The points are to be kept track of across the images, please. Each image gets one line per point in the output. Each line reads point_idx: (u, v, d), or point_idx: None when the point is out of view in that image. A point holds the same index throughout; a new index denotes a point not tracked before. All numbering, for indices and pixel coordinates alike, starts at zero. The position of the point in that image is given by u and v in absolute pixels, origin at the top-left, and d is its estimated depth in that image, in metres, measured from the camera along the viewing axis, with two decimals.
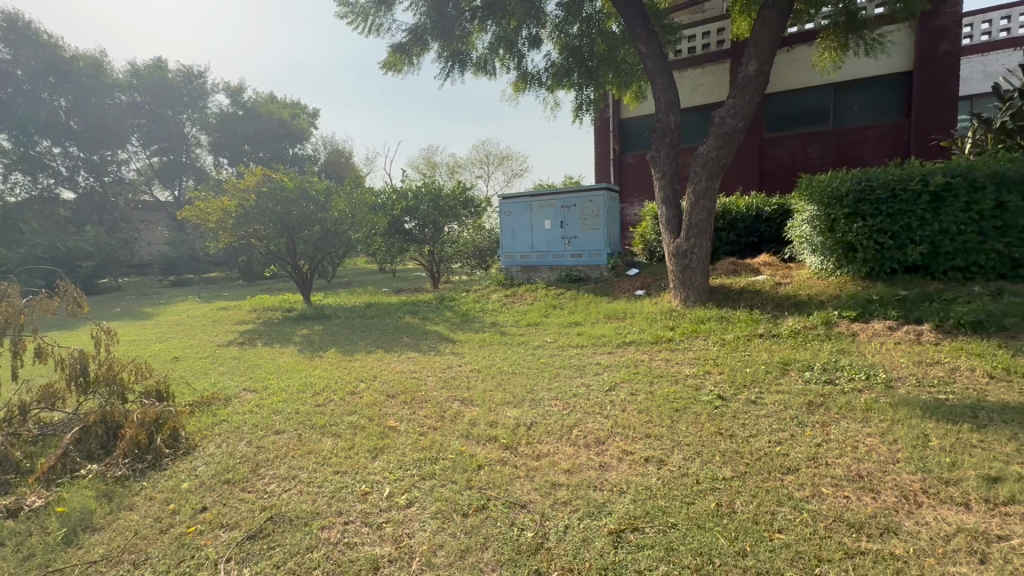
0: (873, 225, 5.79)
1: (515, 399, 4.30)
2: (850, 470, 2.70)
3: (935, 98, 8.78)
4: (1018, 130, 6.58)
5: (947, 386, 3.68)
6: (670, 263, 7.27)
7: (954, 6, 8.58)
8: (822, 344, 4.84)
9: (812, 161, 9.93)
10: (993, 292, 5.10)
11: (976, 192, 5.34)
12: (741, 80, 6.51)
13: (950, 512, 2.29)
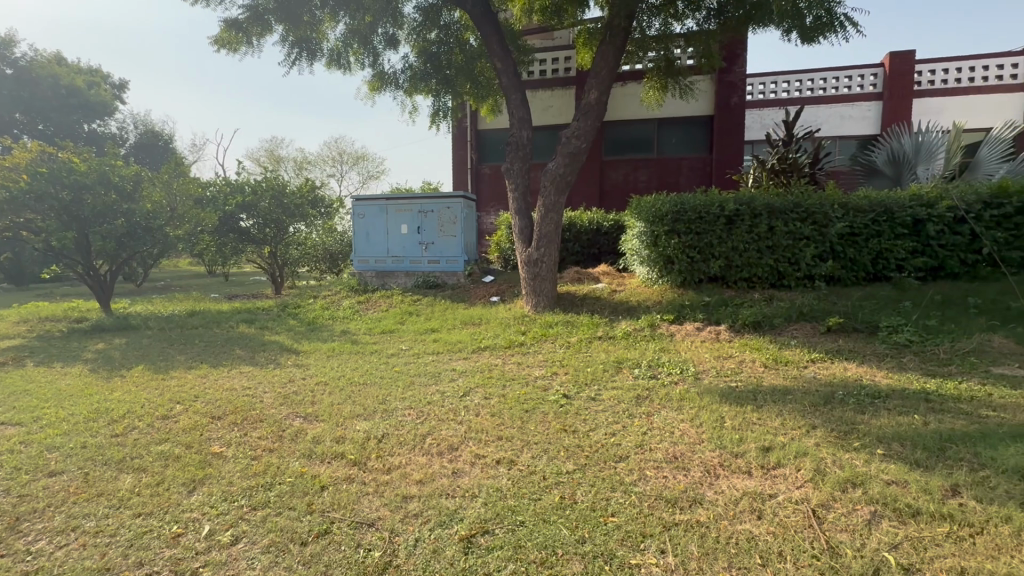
0: (685, 241, 6.84)
1: (365, 411, 4.07)
2: (668, 452, 3.12)
3: (729, 139, 10.73)
4: (781, 171, 8.33)
5: (737, 375, 4.49)
6: (523, 271, 7.65)
7: (741, 68, 10.60)
8: (648, 344, 5.54)
9: (640, 184, 11.39)
10: (768, 298, 6.36)
11: (756, 218, 6.58)
12: (584, 106, 7.16)
13: (738, 479, 2.78)
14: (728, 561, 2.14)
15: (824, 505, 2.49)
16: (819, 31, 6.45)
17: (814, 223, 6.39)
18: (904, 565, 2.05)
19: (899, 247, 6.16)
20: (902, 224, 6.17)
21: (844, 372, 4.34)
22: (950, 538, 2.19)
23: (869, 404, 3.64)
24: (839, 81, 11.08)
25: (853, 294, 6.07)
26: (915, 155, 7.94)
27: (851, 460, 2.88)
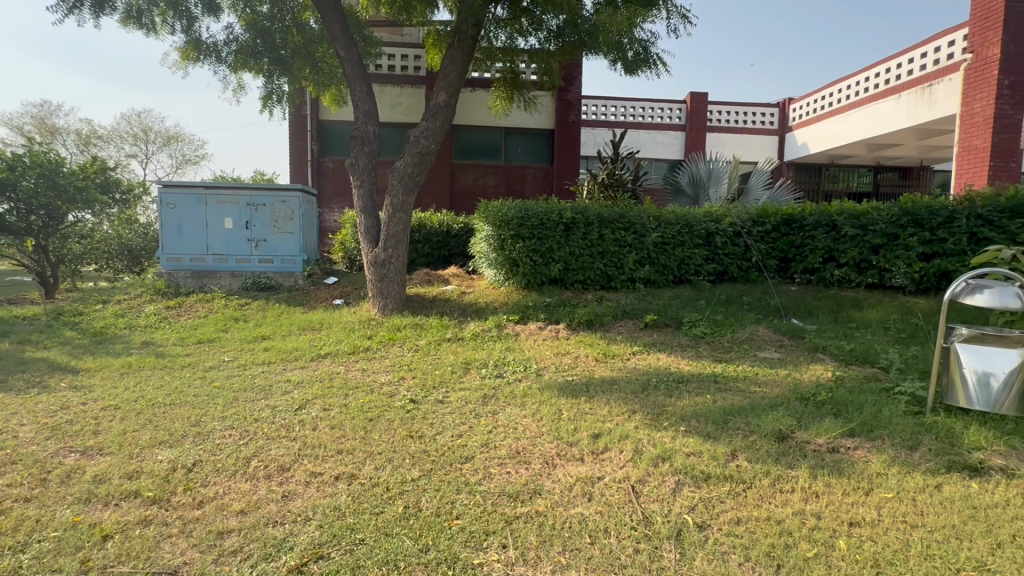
0: (528, 245, 7.24)
1: (172, 436, 3.44)
2: (511, 448, 3.24)
3: (567, 153, 11.69)
4: (610, 185, 9.36)
5: (572, 369, 4.89)
6: (369, 272, 7.30)
7: (577, 89, 11.63)
8: (494, 344, 5.72)
9: (489, 189, 11.77)
10: (598, 298, 7.06)
11: (589, 226, 7.27)
12: (432, 106, 7.11)
13: (572, 466, 3.01)
14: (563, 545, 2.29)
15: (641, 480, 2.84)
16: (638, 65, 7.41)
17: (635, 232, 7.30)
18: (699, 523, 2.43)
19: (697, 255, 7.37)
20: (698, 236, 7.40)
21: (657, 362, 5.03)
22: (730, 494, 2.67)
23: (675, 388, 4.27)
24: (654, 111, 12.88)
25: (664, 294, 7.08)
26: (708, 179, 9.62)
27: (661, 438, 3.32)
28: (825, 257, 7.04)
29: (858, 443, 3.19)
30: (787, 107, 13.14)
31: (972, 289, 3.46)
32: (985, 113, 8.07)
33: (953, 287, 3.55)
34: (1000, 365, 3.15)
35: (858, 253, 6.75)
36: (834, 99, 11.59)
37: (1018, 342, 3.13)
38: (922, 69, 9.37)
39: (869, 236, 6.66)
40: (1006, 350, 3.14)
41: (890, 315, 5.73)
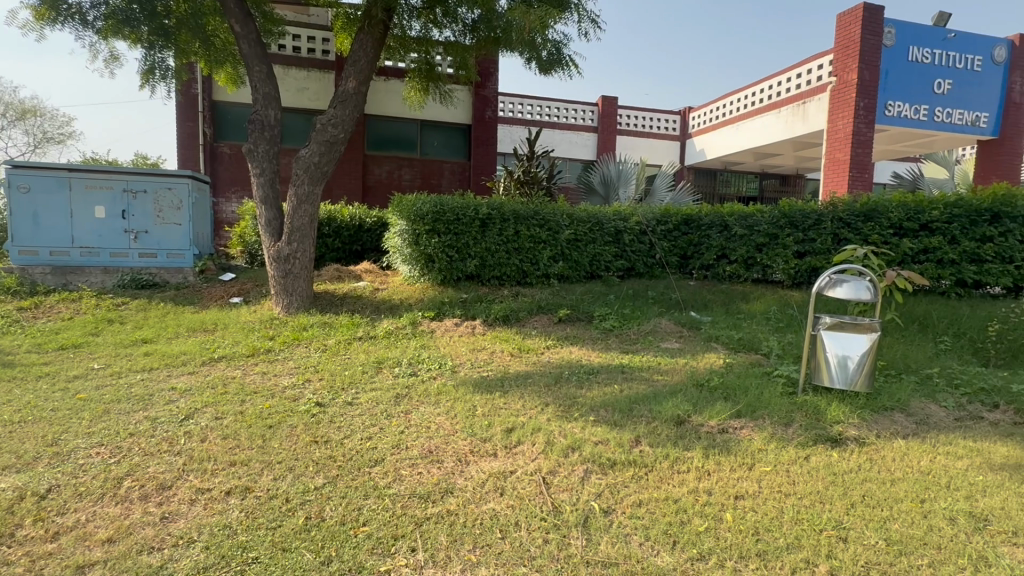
0: (444, 241, 7.14)
1: (22, 458, 2.95)
2: (424, 448, 3.16)
3: (484, 149, 11.69)
4: (525, 182, 9.51)
5: (488, 364, 4.91)
6: (271, 267, 6.78)
7: (494, 85, 11.65)
8: (408, 341, 5.57)
9: (404, 183, 11.45)
10: (514, 294, 7.14)
11: (505, 222, 7.31)
12: (341, 93, 6.74)
13: (485, 462, 3.01)
14: (473, 542, 2.28)
15: (552, 471, 2.91)
16: (552, 65, 7.59)
17: (549, 229, 7.48)
18: (604, 508, 2.54)
19: (607, 252, 7.72)
20: (608, 234, 7.76)
21: (569, 355, 5.19)
22: (633, 478, 2.82)
23: (586, 379, 4.44)
24: (568, 111, 13.28)
25: (577, 290, 7.33)
26: (617, 179, 10.10)
27: (572, 429, 3.43)
28: (718, 254, 7.67)
29: (743, 423, 3.52)
30: (688, 115, 14.16)
31: (834, 283, 3.95)
32: (846, 129, 9.26)
33: (820, 281, 4.02)
34: (854, 348, 3.64)
35: (745, 251, 7.30)
36: (727, 110, 12.67)
37: (868, 328, 3.61)
38: (797, 87, 10.54)
39: (755, 236, 7.21)
40: (859, 335, 3.63)
41: (771, 306, 6.39)
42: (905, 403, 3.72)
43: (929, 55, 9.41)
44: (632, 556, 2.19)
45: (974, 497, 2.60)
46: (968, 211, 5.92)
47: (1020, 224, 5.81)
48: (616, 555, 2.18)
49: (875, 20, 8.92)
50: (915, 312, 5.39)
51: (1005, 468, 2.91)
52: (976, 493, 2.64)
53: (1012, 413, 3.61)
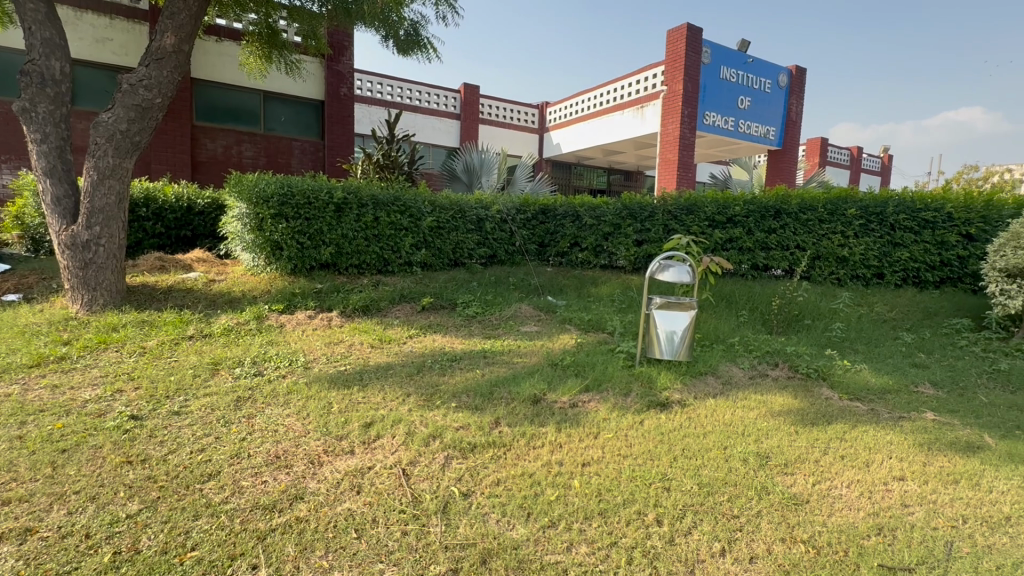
0: (294, 226, 6.53)
1: None
2: (269, 455, 2.88)
3: (339, 128, 10.92)
4: (385, 167, 9.13)
5: (346, 359, 4.63)
6: (61, 256, 5.51)
7: (348, 60, 10.90)
8: (252, 338, 5.00)
9: (245, 161, 10.18)
10: (374, 282, 6.86)
11: (362, 208, 6.93)
12: (155, 50, 5.70)
13: (341, 461, 2.85)
14: (325, 547, 2.15)
15: (412, 462, 2.87)
16: (410, 46, 7.35)
17: (410, 216, 7.29)
18: (464, 492, 2.59)
19: (469, 239, 7.82)
20: (470, 221, 7.86)
21: (432, 344, 5.15)
22: (492, 458, 2.92)
23: (448, 367, 4.46)
24: (430, 96, 13.00)
25: (440, 277, 7.30)
26: (480, 168, 10.24)
27: (434, 417, 3.43)
28: (571, 243, 8.25)
29: (591, 397, 3.86)
30: (545, 110, 14.84)
31: (662, 268, 4.51)
32: (674, 133, 10.58)
33: (652, 266, 4.55)
34: (679, 324, 4.19)
35: (594, 239, 7.98)
36: (579, 107, 13.56)
37: (689, 306, 4.17)
38: (637, 92, 11.73)
39: (601, 225, 7.91)
40: (682, 312, 4.19)
41: (616, 289, 7.09)
42: (714, 368, 4.45)
43: (734, 75, 11.19)
44: (489, 533, 2.27)
45: (760, 440, 3.22)
46: (760, 207, 7.11)
47: (795, 219, 6.99)
48: (473, 535, 2.25)
49: (696, 39, 10.29)
50: (723, 291, 6.45)
51: (781, 414, 3.65)
52: (761, 436, 3.27)
53: (787, 369, 4.53)
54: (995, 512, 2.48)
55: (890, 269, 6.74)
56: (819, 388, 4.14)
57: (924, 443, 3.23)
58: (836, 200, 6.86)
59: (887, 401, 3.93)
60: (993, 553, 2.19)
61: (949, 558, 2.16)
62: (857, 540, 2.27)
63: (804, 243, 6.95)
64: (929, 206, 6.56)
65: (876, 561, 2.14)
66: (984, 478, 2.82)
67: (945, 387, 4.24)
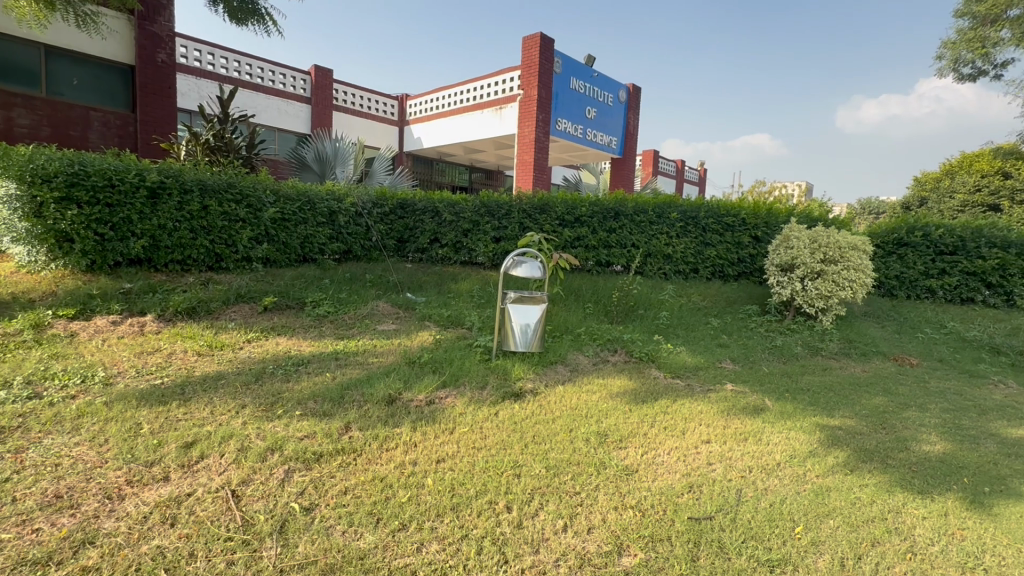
0: (90, 214, 5.36)
1: None
2: (45, 496, 2.32)
3: (156, 101, 9.27)
4: (217, 149, 8.02)
5: (163, 370, 3.94)
6: None
7: (167, 22, 9.32)
8: (28, 352, 3.99)
9: (20, 130, 8.12)
10: (204, 281, 5.99)
11: (186, 194, 5.97)
12: None
13: (150, 491, 2.42)
14: None
15: (244, 481, 2.55)
16: (244, 15, 6.55)
17: (248, 205, 6.49)
18: (305, 506, 2.38)
19: (320, 233, 7.27)
20: (322, 214, 7.30)
21: (275, 347, 4.66)
22: (340, 466, 2.74)
23: (293, 372, 4.07)
24: (274, 75, 11.73)
25: (286, 274, 6.66)
26: (333, 158, 9.56)
27: (273, 429, 3.10)
28: (431, 238, 8.16)
29: (448, 392, 3.86)
30: (405, 102, 14.39)
31: (516, 263, 4.68)
32: (530, 136, 11.10)
33: (506, 262, 4.70)
34: (532, 317, 4.39)
35: (454, 236, 8.00)
36: (440, 103, 13.45)
37: (540, 300, 4.43)
38: (495, 93, 12.04)
39: (461, 222, 7.96)
40: (534, 306, 4.41)
41: (475, 285, 7.20)
42: (563, 356, 4.78)
43: (582, 86, 12.13)
44: (333, 547, 2.12)
45: (600, 420, 3.54)
46: (603, 209, 7.83)
47: (631, 220, 7.85)
48: (315, 552, 2.08)
49: (548, 49, 10.90)
50: (572, 286, 6.96)
51: (618, 395, 4.06)
52: (601, 416, 3.61)
53: (624, 354, 5.07)
54: (771, 460, 3.07)
55: (703, 265, 7.94)
56: (649, 369, 4.69)
57: (725, 409, 3.87)
58: (662, 204, 7.87)
59: (699, 376, 4.63)
60: (768, 493, 2.71)
61: (739, 503, 2.61)
62: (673, 498, 2.62)
63: (638, 242, 7.84)
64: (729, 212, 7.89)
65: (686, 514, 2.49)
66: (764, 433, 3.47)
67: (740, 362, 5.14)
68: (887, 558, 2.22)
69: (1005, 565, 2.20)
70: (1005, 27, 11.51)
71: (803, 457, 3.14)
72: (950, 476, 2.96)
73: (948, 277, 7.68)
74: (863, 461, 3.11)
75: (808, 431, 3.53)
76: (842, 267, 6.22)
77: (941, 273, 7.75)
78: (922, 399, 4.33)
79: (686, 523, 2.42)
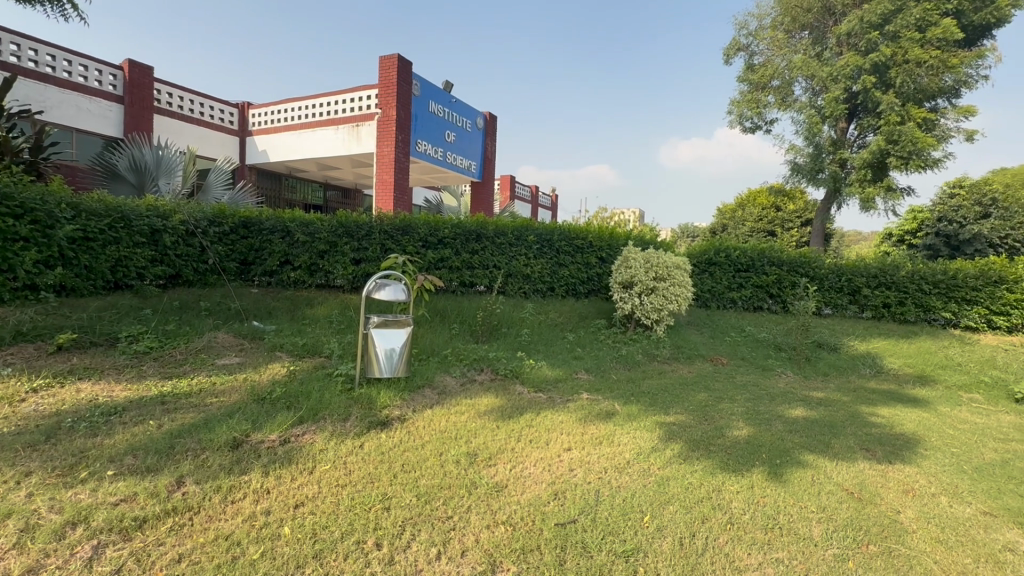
0: None
1: None
2: None
3: None
4: None
5: None
6: None
7: None
8: None
9: None
10: None
11: None
12: None
13: None
14: None
15: (32, 570, 2.03)
16: None
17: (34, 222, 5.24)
18: None
19: (138, 255, 6.18)
20: (140, 233, 6.21)
21: (75, 395, 3.80)
22: (172, 530, 2.33)
23: (102, 424, 3.36)
24: (72, 66, 9.72)
25: (89, 305, 5.50)
26: (155, 167, 8.24)
27: (75, 497, 2.51)
28: (281, 261, 7.48)
29: (305, 429, 3.55)
30: (247, 111, 13.03)
31: (379, 287, 4.52)
32: (390, 155, 10.89)
33: (368, 285, 4.51)
34: (396, 341, 4.27)
35: (308, 258, 7.44)
36: (288, 115, 12.45)
37: (405, 323, 4.33)
38: (350, 110, 11.61)
39: (316, 243, 7.42)
40: (399, 330, 4.29)
41: (333, 310, 6.77)
42: (430, 379, 4.73)
43: (440, 110, 12.34)
44: None
45: (469, 440, 3.57)
46: (465, 231, 7.99)
47: (491, 242, 8.16)
48: None
49: (406, 71, 10.90)
50: (437, 307, 6.95)
51: (486, 414, 4.15)
52: (470, 436, 3.65)
53: (489, 372, 5.21)
54: (621, 459, 3.42)
55: (558, 284, 8.56)
56: (514, 386, 4.88)
57: (582, 417, 4.20)
58: (520, 227, 8.33)
59: (559, 388, 4.96)
60: (620, 490, 3.01)
61: (597, 502, 2.85)
62: (540, 508, 2.76)
63: (499, 263, 8.18)
64: (579, 236, 8.67)
65: (553, 521, 2.64)
66: (616, 435, 3.85)
67: (593, 372, 5.64)
68: (714, 531, 2.62)
69: (793, 520, 2.75)
70: (770, 93, 14.75)
71: (647, 453, 3.55)
72: (754, 453, 3.61)
73: (744, 290, 9.42)
74: (692, 450, 3.63)
75: (650, 429, 4.01)
76: (670, 284, 7.24)
77: (739, 286, 9.47)
78: (732, 392, 5.22)
79: (554, 529, 2.56)
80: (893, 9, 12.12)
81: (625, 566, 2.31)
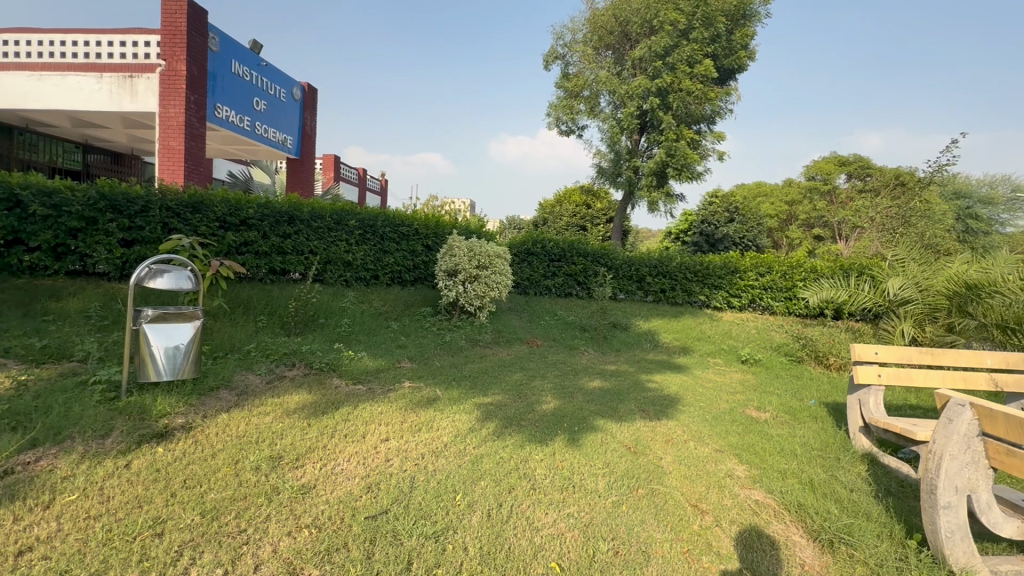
0: None
1: None
2: None
3: None
4: None
5: None
6: None
7: None
8: None
9: None
10: None
11: None
12: None
13: None
14: None
15: None
16: None
17: None
18: None
19: None
20: None
21: None
22: None
23: None
24: None
25: None
26: None
27: None
28: (8, 240, 5.69)
29: (40, 454, 2.78)
30: None
31: (154, 274, 3.76)
32: (178, 118, 9.10)
33: (138, 272, 3.70)
34: (179, 337, 3.63)
35: (52, 237, 5.81)
36: (20, 50, 9.43)
37: (191, 316, 3.69)
38: (119, 57, 9.35)
39: (64, 218, 5.83)
40: (182, 324, 3.64)
41: (92, 302, 5.44)
42: (228, 379, 4.16)
43: (245, 73, 10.76)
44: None
45: (274, 442, 3.25)
46: (274, 213, 7.17)
47: (307, 226, 7.50)
48: None
49: (198, 20, 9.18)
50: (238, 297, 6.12)
51: (295, 412, 3.81)
52: (275, 438, 3.32)
53: (302, 367, 4.80)
54: (438, 443, 3.48)
55: (382, 271, 8.28)
56: (330, 380, 4.59)
57: (402, 406, 4.16)
58: (340, 211, 7.80)
59: (379, 378, 4.83)
60: (434, 474, 3.05)
61: (411, 489, 2.85)
62: (350, 504, 2.64)
63: (315, 249, 7.56)
64: (404, 223, 8.50)
65: (363, 515, 2.55)
66: (435, 421, 3.90)
67: (416, 360, 5.62)
68: (518, 499, 2.85)
69: (584, 478, 3.15)
70: (581, 102, 16.45)
71: (464, 434, 3.69)
72: (557, 424, 4.04)
73: (557, 278, 10.41)
74: (505, 426, 3.89)
75: (467, 411, 4.18)
76: (491, 272, 7.59)
77: (553, 275, 10.44)
78: (543, 370, 5.74)
79: (363, 524, 2.48)
80: (672, 44, 14.55)
81: (435, 546, 2.37)
